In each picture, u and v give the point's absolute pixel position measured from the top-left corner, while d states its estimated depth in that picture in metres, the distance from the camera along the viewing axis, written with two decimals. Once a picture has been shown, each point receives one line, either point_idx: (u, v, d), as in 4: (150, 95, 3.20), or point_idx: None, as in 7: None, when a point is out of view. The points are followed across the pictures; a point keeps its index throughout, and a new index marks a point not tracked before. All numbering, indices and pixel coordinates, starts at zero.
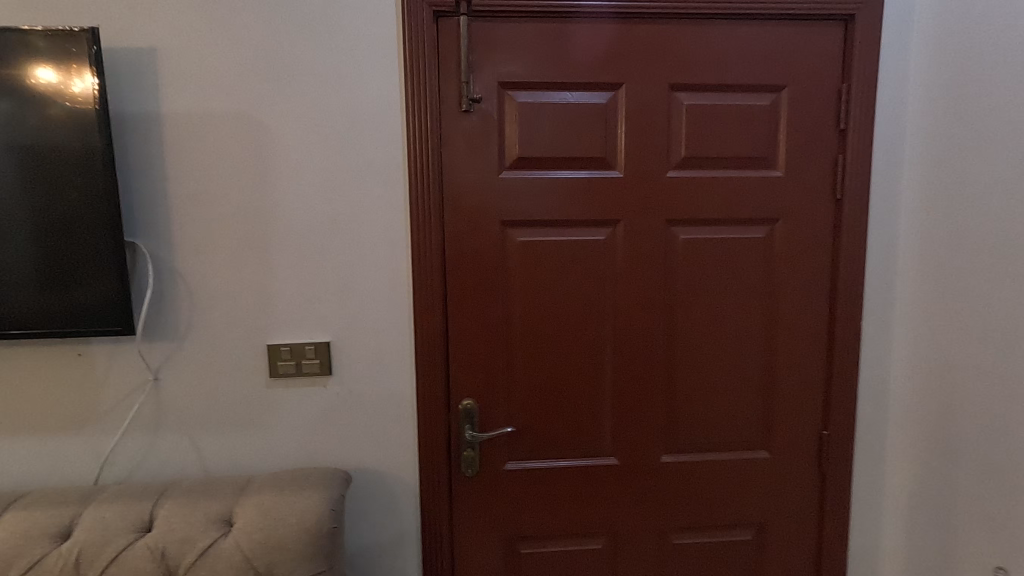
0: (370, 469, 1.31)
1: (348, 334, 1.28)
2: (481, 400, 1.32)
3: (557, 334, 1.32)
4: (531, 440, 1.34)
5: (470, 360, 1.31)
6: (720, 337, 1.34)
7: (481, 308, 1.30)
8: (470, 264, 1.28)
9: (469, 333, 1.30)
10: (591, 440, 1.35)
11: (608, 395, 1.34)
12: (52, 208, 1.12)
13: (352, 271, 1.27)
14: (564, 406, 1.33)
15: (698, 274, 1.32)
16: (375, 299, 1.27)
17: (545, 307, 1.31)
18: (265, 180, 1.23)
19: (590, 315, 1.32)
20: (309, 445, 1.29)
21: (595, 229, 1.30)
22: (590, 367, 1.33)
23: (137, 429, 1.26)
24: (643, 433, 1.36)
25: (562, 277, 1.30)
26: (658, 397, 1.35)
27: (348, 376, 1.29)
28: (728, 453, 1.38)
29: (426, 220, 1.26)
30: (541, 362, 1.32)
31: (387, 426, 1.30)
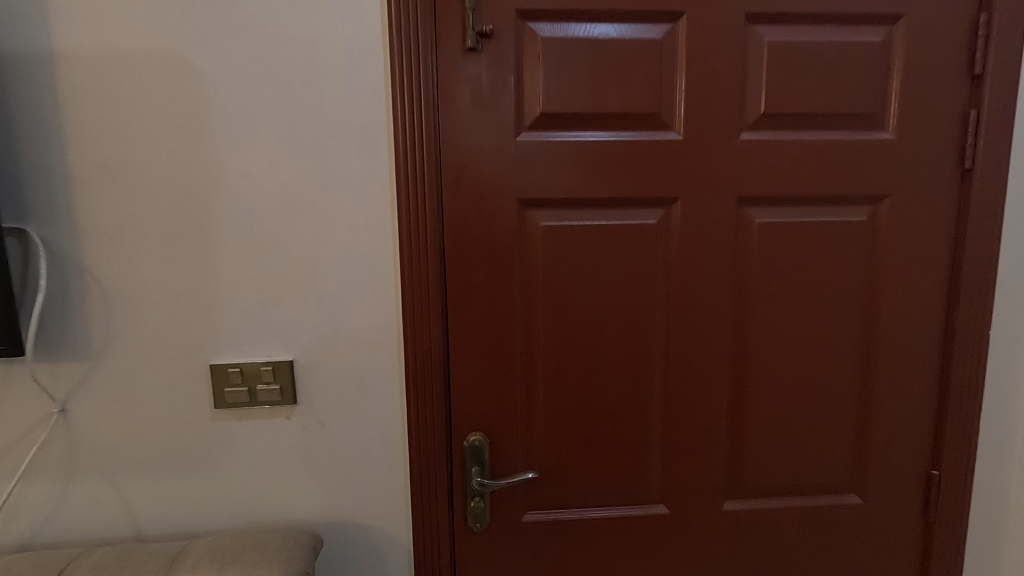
0: (348, 522, 1.01)
1: (319, 350, 0.97)
2: (494, 433, 1.02)
3: (591, 349, 1.01)
4: (557, 484, 1.04)
5: (478, 383, 1.00)
6: (803, 352, 1.03)
7: (493, 315, 0.99)
8: (479, 257, 0.97)
9: (478, 348, 1.00)
10: (634, 483, 1.05)
11: (657, 427, 1.04)
12: None
13: (321, 269, 0.95)
14: (600, 441, 1.03)
15: (778, 270, 1.00)
16: (351, 304, 0.96)
17: (576, 314, 1.00)
18: (202, 145, 0.91)
19: (635, 324, 1.01)
20: (269, 492, 1.00)
21: (643, 210, 0.98)
22: (634, 392, 1.03)
23: (43, 475, 0.96)
24: (700, 473, 1.06)
25: (599, 275, 0.99)
26: (721, 430, 1.05)
27: (318, 405, 0.98)
28: (808, 499, 1.08)
29: (419, 199, 0.94)
30: (570, 385, 1.02)
31: (371, 468, 1.00)
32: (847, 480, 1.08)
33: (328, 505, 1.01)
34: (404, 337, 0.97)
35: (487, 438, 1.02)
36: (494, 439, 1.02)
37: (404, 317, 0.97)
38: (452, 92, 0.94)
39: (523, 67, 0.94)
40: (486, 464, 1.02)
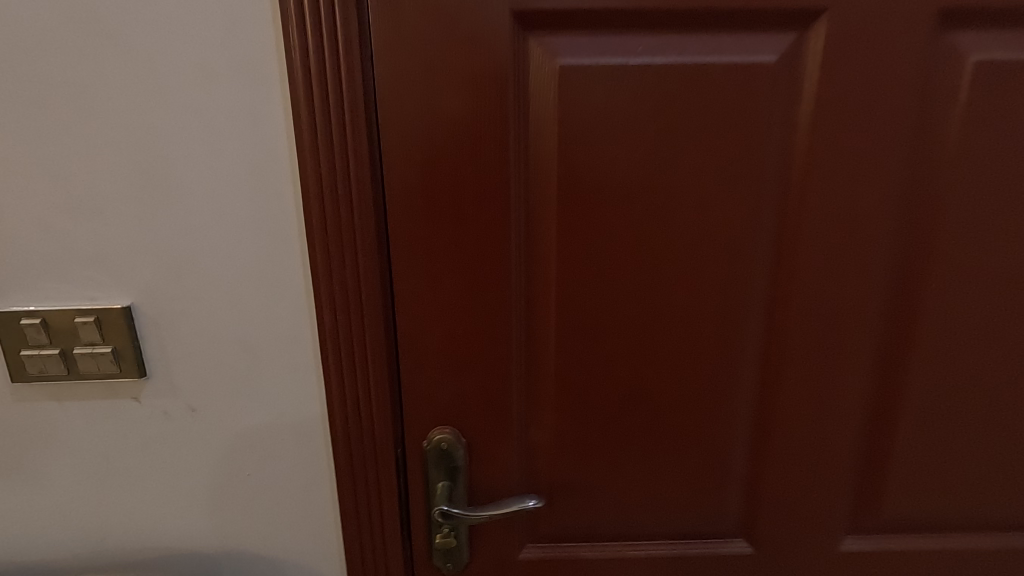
0: (256, 544, 0.67)
1: (171, 292, 0.57)
2: (474, 427, 0.63)
3: (638, 296, 0.59)
4: (573, 504, 0.66)
5: (446, 348, 0.60)
6: (1014, 308, 0.59)
7: (469, 236, 0.57)
8: (441, 130, 0.54)
9: (444, 291, 0.59)
10: (697, 507, 0.66)
11: (741, 423, 0.64)
12: None
13: (162, 150, 0.54)
14: (648, 441, 0.64)
15: (989, 156, 0.55)
16: (222, 214, 0.56)
17: (612, 237, 0.57)
18: None
19: (717, 255, 0.58)
20: (128, 504, 0.65)
21: (744, 40, 0.52)
22: (708, 367, 0.61)
23: None
24: (808, 497, 0.66)
25: (657, 164, 0.55)
26: (849, 429, 0.63)
27: (185, 380, 0.60)
28: (979, 538, 0.68)
29: (325, 14, 0.50)
30: (601, 353, 0.61)
31: (280, 475, 0.64)
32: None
33: (223, 522, 0.67)
34: (314, 272, 0.56)
35: (461, 436, 0.63)
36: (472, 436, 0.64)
37: (311, 237, 0.56)
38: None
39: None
40: (459, 473, 0.64)
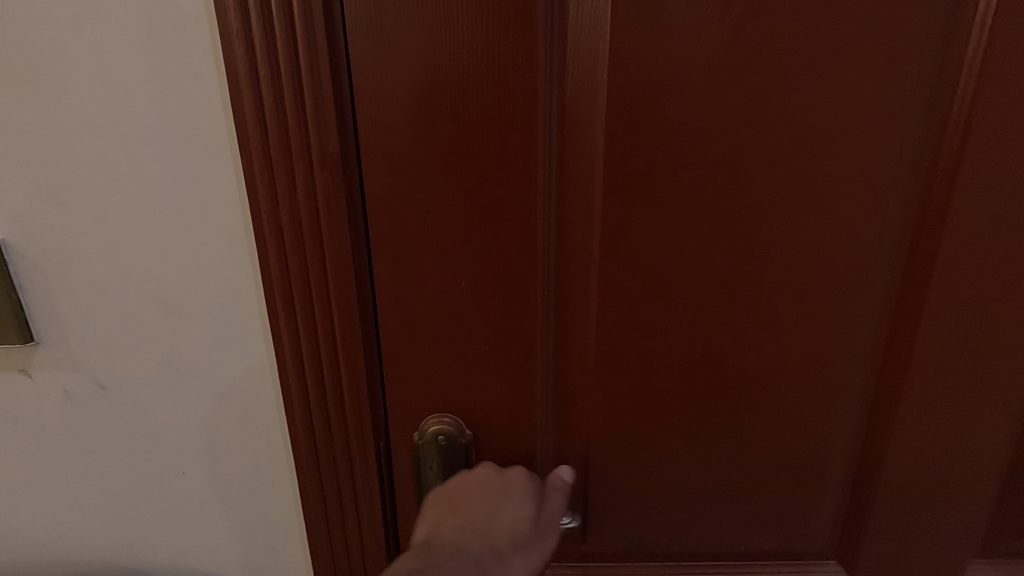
0: (203, 557, 0.53)
1: (58, 222, 0.41)
2: (482, 414, 0.47)
3: (715, 219, 0.43)
4: (614, 504, 0.52)
5: (445, 304, 0.44)
6: None
7: (476, 147, 0.40)
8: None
9: (441, 223, 0.42)
10: (773, 500, 0.52)
11: (840, 390, 0.48)
12: None
13: (17, 11, 0.37)
14: (717, 417, 0.49)
15: None
16: (118, 110, 0.39)
17: (683, 135, 0.41)
18: None
19: (825, 160, 0.42)
20: (31, 509, 0.50)
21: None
22: (802, 316, 0.46)
23: None
24: (916, 493, 0.52)
25: (749, 25, 0.39)
26: (976, 400, 0.48)
27: (90, 347, 0.45)
28: None
29: None
30: (657, 317, 0.45)
31: (231, 468, 0.49)
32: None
33: (156, 532, 0.51)
34: (252, 195, 0.40)
35: (465, 429, 0.47)
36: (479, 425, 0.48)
37: (246, 145, 0.39)
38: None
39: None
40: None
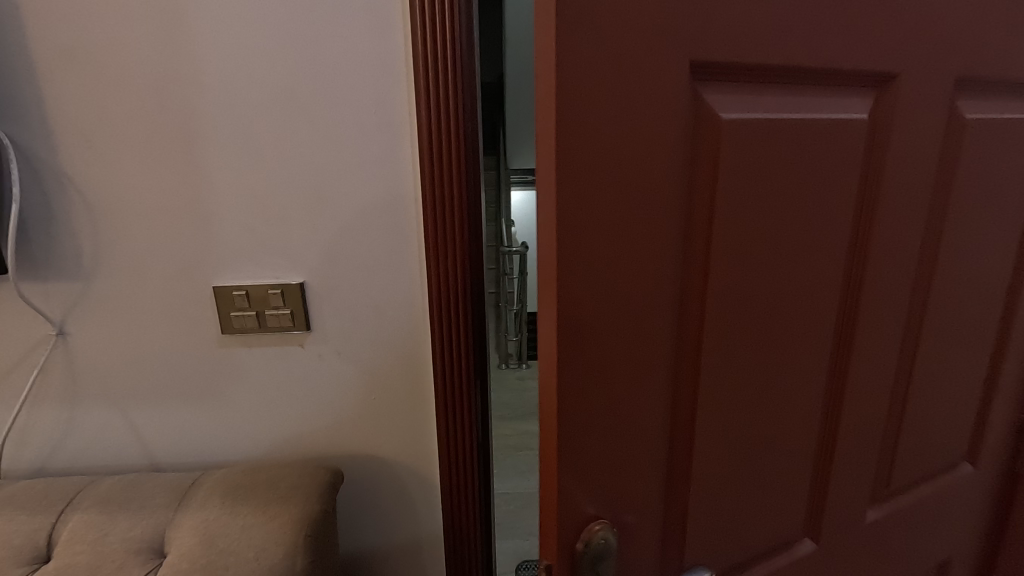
0: (373, 457, 0.94)
1: (339, 266, 0.85)
2: (616, 478, 0.55)
3: (778, 296, 0.59)
4: (708, 552, 0.65)
5: (587, 412, 0.51)
6: (975, 304, 0.79)
7: (633, 293, 0.50)
8: (618, 122, 0.45)
9: (616, 323, 0.50)
10: (799, 499, 0.72)
11: (834, 420, 0.71)
12: None
13: (329, 178, 0.81)
14: (773, 453, 0.66)
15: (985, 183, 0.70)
16: (365, 221, 0.83)
17: (766, 238, 0.56)
18: (174, 20, 0.74)
19: (836, 247, 0.62)
20: (284, 425, 0.92)
21: (830, 97, 0.56)
22: (818, 358, 0.65)
23: (49, 401, 0.90)
24: (862, 479, 0.78)
25: (799, 163, 0.55)
26: (865, 421, 0.73)
27: (335, 333, 0.88)
28: (932, 478, 0.90)
29: (440, 92, 0.75)
30: (745, 398, 0.61)
31: (395, 404, 0.91)
32: (961, 446, 0.91)
33: (355, 440, 0.93)
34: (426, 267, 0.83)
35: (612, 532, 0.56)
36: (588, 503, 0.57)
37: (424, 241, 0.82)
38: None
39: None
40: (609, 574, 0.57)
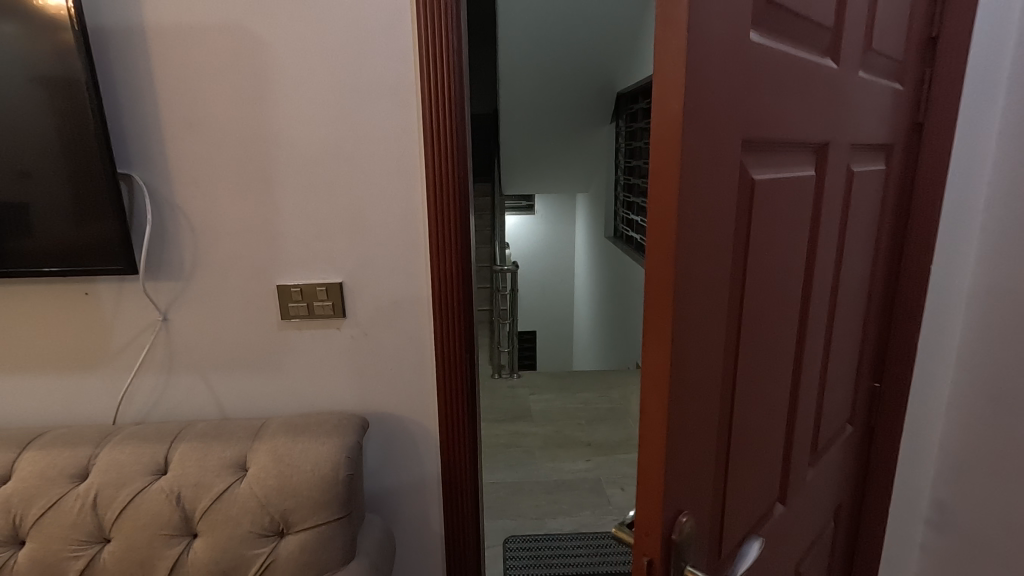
0: (389, 414, 1.26)
1: (370, 270, 1.18)
2: (694, 473, 0.69)
3: (766, 313, 0.79)
4: (733, 518, 0.82)
5: (683, 421, 0.64)
6: (850, 303, 1.10)
7: (707, 324, 0.66)
8: (703, 200, 0.60)
9: (699, 349, 0.65)
10: (774, 467, 0.94)
11: (791, 402, 0.94)
12: (37, 137, 1.02)
13: (360, 208, 1.15)
14: (763, 433, 0.87)
15: (853, 221, 1.02)
16: (387, 239, 1.17)
17: (761, 273, 0.76)
18: (263, 102, 1.09)
19: (791, 274, 0.85)
20: (324, 387, 1.24)
21: (789, 171, 0.78)
22: (783, 356, 0.87)
23: (151, 369, 1.22)
24: (802, 444, 1.02)
25: (776, 218, 0.77)
26: (805, 405, 1.00)
27: (364, 319, 1.21)
28: (832, 437, 1.20)
29: (441, 151, 1.10)
30: (754, 392, 0.80)
31: (407, 372, 1.24)
32: (842, 413, 1.20)
33: (376, 401, 1.26)
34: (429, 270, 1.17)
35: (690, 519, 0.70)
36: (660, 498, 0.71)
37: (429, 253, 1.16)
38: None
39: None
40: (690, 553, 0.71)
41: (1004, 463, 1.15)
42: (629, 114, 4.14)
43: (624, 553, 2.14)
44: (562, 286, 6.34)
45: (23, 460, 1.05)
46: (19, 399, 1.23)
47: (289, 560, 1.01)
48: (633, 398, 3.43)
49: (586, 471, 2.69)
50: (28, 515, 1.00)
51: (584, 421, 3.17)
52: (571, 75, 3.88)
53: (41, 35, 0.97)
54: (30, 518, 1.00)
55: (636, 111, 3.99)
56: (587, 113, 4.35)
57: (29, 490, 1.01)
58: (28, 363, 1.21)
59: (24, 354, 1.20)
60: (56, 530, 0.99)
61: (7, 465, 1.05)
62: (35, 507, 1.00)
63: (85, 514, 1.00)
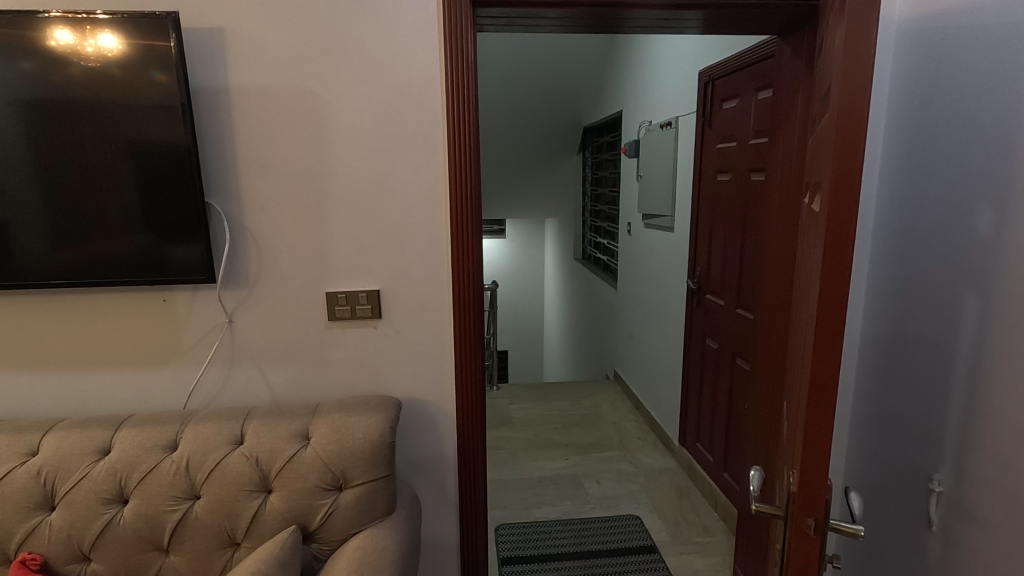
0: (415, 398, 1.53)
1: (403, 279, 1.47)
2: None
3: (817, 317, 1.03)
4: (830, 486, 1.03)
5: None
6: None
7: None
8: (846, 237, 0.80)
9: None
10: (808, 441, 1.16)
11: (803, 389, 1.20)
12: (108, 167, 1.29)
13: (396, 229, 1.44)
14: None
15: None
16: (418, 254, 1.46)
17: None
18: (321, 145, 1.38)
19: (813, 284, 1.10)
20: (359, 374, 1.51)
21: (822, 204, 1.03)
22: None
23: (216, 364, 1.46)
24: None
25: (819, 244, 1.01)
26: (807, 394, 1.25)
27: (396, 319, 1.49)
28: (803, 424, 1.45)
29: (463, 184, 1.40)
30: None
31: (430, 363, 1.52)
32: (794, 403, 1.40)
33: (404, 388, 1.52)
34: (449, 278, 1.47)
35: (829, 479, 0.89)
36: (790, 477, 0.91)
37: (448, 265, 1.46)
38: (851, 42, 0.72)
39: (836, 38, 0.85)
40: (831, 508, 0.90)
41: (876, 427, 1.47)
42: (594, 147, 4.56)
43: (603, 535, 2.42)
44: (534, 306, 6.69)
45: (120, 435, 1.27)
46: (101, 393, 1.45)
47: (347, 508, 1.26)
48: (603, 404, 3.75)
49: (565, 468, 2.98)
50: (130, 478, 1.23)
51: (561, 426, 3.46)
52: (543, 111, 4.31)
53: (108, 86, 1.24)
54: (133, 480, 1.23)
55: (601, 144, 4.41)
56: (557, 145, 4.77)
57: (131, 458, 1.24)
58: (107, 360, 1.44)
59: (105, 352, 1.43)
60: (156, 488, 1.22)
61: (107, 440, 1.27)
62: (137, 472, 1.23)
63: (180, 476, 1.23)
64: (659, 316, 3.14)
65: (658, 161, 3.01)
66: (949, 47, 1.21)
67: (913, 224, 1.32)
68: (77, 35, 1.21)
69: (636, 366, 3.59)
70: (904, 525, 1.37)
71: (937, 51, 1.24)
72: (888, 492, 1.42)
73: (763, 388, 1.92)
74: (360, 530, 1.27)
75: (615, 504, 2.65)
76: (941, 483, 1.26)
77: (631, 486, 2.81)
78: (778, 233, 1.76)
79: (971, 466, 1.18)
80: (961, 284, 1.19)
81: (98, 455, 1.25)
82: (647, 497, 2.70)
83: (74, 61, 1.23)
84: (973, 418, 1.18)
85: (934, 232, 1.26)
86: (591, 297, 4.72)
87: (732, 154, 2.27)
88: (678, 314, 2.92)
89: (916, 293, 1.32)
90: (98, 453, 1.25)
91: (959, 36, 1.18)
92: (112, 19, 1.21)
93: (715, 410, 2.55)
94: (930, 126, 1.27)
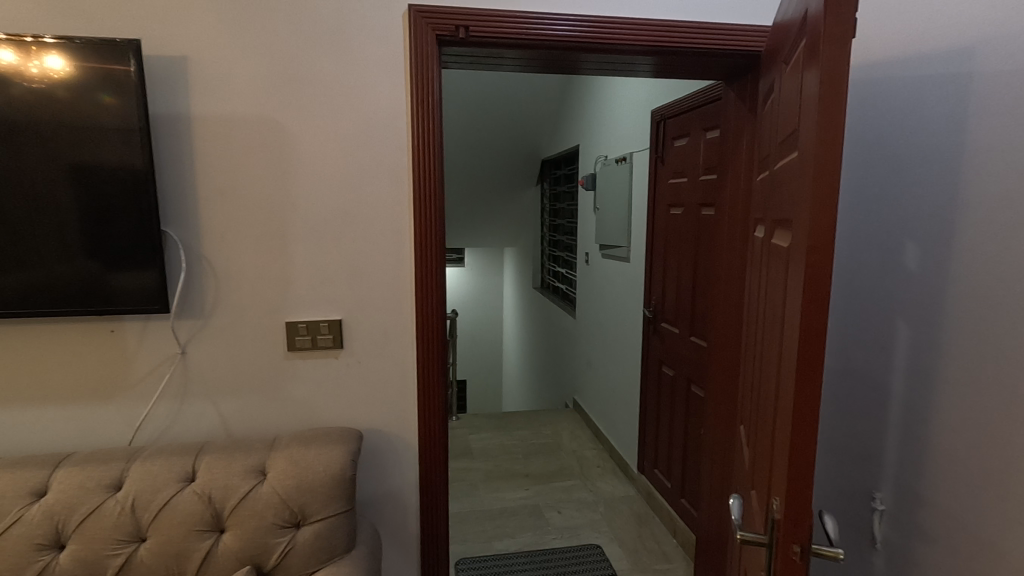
0: (376, 429, 1.51)
1: (365, 308, 1.46)
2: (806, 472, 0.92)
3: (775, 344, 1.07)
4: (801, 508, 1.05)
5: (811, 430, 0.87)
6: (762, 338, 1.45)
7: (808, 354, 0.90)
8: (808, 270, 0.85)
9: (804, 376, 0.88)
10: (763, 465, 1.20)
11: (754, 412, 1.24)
12: (57, 194, 1.24)
13: (358, 257, 1.44)
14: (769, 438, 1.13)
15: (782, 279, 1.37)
16: (381, 282, 1.46)
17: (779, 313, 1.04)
18: (284, 173, 1.37)
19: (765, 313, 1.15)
20: (318, 404, 1.47)
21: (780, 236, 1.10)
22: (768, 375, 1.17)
23: (166, 399, 1.40)
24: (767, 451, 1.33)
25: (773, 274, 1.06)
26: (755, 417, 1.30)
27: (358, 349, 1.47)
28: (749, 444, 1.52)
29: (427, 213, 1.41)
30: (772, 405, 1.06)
31: (391, 392, 1.50)
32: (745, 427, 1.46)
33: (365, 418, 1.50)
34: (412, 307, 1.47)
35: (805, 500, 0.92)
36: (777, 503, 0.94)
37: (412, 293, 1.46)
38: (824, 94, 0.79)
39: (805, 89, 0.93)
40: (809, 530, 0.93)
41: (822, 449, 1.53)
42: (552, 179, 4.69)
43: (564, 565, 2.41)
44: (493, 336, 6.68)
45: (60, 474, 1.20)
46: (38, 431, 1.37)
47: (305, 546, 1.22)
48: (563, 433, 3.76)
49: (525, 498, 2.96)
50: (69, 520, 1.15)
51: (521, 456, 3.44)
52: (504, 143, 4.42)
53: (61, 110, 1.21)
54: (73, 524, 1.15)
55: (558, 176, 4.53)
56: (517, 177, 4.87)
57: (71, 499, 1.17)
58: (45, 396, 1.36)
59: (44, 387, 1.36)
60: (97, 532, 1.15)
61: (43, 481, 1.19)
62: (78, 513, 1.16)
63: (125, 518, 1.17)
64: (617, 344, 3.21)
65: (614, 193, 3.13)
66: (877, 96, 1.32)
67: (851, 256, 1.41)
68: (20, 55, 1.18)
69: (595, 394, 3.63)
70: (851, 544, 1.42)
71: (864, 100, 1.36)
72: (836, 511, 1.48)
73: (718, 415, 1.98)
74: (318, 569, 1.22)
75: (577, 534, 2.64)
76: (883, 501, 1.33)
77: (592, 515, 2.81)
78: (728, 265, 1.85)
79: (911, 483, 1.26)
80: (897, 309, 1.28)
81: (33, 497, 1.17)
82: (608, 525, 2.71)
83: (16, 82, 1.19)
84: (910, 437, 1.26)
85: (869, 267, 1.36)
86: (549, 326, 4.77)
87: (684, 189, 2.38)
88: (634, 343, 2.99)
89: (855, 321, 1.40)
90: (33, 495, 1.17)
91: (885, 87, 1.30)
92: (61, 42, 1.19)
93: (673, 436, 2.60)
94: (861, 168, 1.37)
